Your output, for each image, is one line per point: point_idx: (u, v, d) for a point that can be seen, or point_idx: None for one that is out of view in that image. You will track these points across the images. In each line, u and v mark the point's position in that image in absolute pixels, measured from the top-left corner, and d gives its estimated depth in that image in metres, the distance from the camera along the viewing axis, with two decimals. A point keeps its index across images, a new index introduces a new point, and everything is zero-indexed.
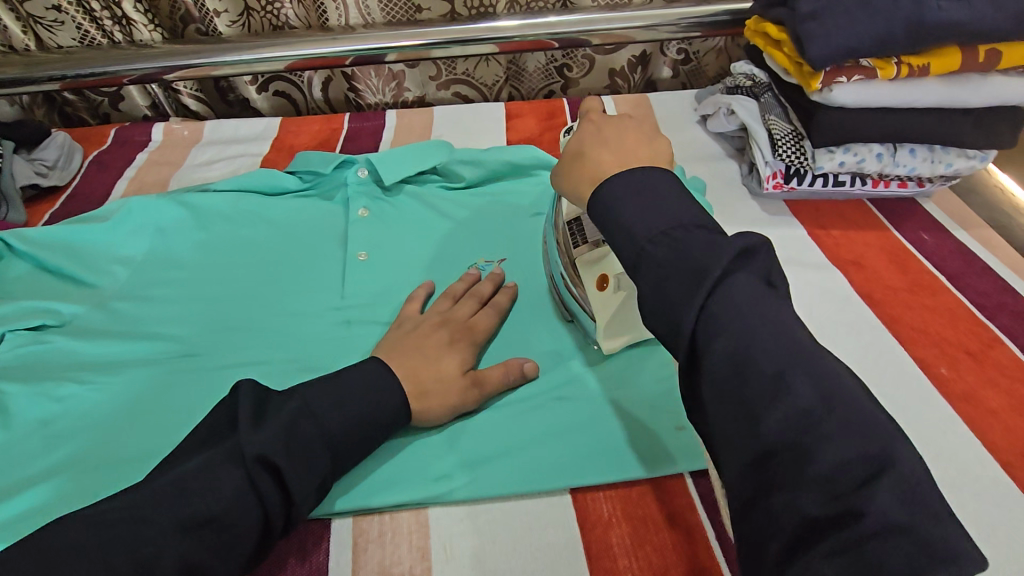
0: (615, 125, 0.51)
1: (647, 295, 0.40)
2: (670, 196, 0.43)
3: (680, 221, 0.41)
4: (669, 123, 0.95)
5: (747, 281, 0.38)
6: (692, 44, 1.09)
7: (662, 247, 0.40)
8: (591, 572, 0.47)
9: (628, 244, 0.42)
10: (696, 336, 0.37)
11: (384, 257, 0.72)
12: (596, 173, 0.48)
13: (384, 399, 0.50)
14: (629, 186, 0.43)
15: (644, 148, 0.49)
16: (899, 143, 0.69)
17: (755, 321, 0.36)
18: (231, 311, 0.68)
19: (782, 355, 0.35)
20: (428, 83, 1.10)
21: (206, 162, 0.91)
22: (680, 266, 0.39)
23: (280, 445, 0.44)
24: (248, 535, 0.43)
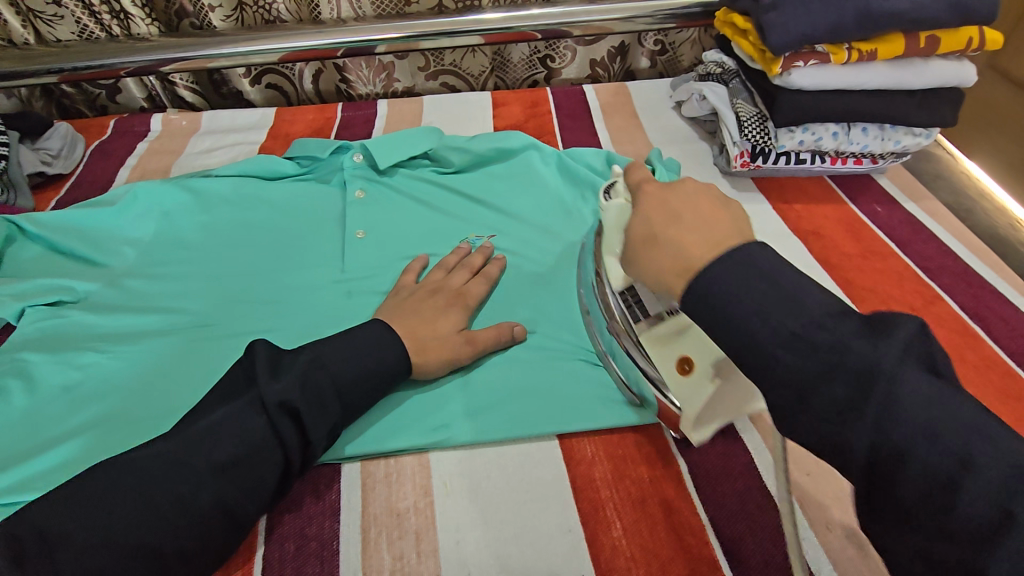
0: (682, 197, 0.45)
1: (802, 416, 0.36)
2: (787, 282, 0.38)
3: (811, 316, 0.37)
4: (647, 109, 1.01)
5: (919, 381, 0.33)
6: (668, 35, 1.15)
7: (802, 355, 0.36)
8: (577, 501, 0.52)
9: (753, 353, 0.38)
10: (875, 456, 0.33)
11: (380, 234, 0.77)
12: (681, 261, 0.41)
13: (385, 354, 0.55)
14: (724, 276, 0.39)
15: (725, 220, 0.43)
16: (852, 122, 0.75)
17: (944, 433, 0.32)
18: (238, 285, 0.72)
19: (994, 477, 0.30)
20: (417, 74, 1.15)
21: (205, 150, 0.95)
22: (835, 373, 0.35)
23: (296, 392, 0.49)
24: (272, 473, 0.48)
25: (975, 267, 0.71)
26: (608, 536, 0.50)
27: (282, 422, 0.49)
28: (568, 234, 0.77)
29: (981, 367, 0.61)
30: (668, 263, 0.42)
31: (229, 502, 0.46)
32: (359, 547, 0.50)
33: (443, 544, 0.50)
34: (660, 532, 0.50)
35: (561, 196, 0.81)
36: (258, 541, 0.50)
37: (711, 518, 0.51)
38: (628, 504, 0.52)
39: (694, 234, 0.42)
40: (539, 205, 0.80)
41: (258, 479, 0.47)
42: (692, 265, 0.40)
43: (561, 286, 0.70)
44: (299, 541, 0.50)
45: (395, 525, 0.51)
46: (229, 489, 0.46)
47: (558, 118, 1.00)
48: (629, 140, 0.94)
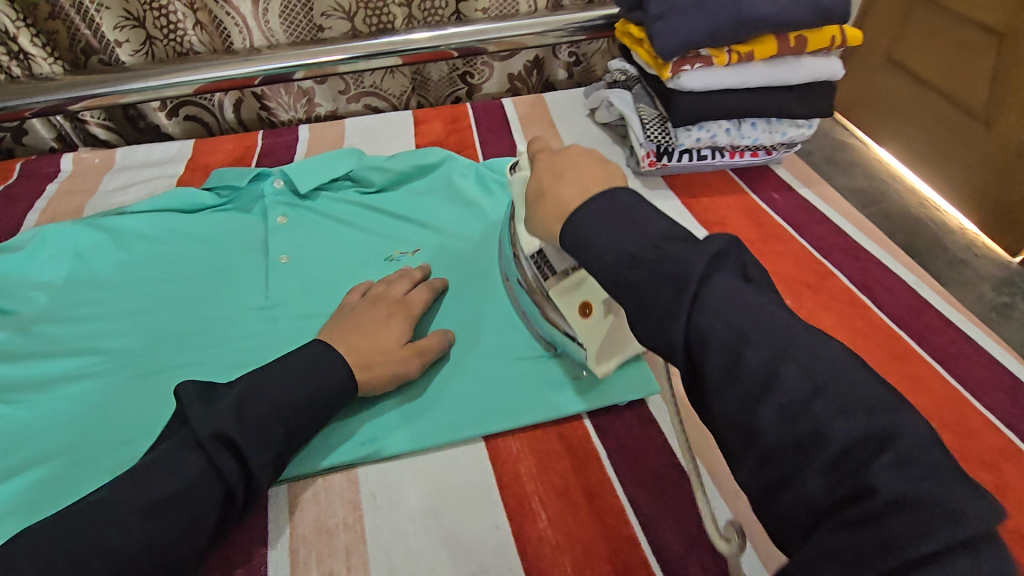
0: (568, 157, 0.52)
1: (642, 319, 0.43)
2: (638, 217, 0.45)
3: (650, 239, 0.43)
4: (563, 118, 1.05)
5: (725, 281, 0.40)
6: (580, 47, 1.21)
7: (638, 272, 0.42)
8: (503, 497, 0.54)
9: (609, 273, 0.44)
10: (688, 345, 0.40)
11: (305, 258, 0.78)
12: (559, 209, 0.49)
13: (328, 378, 0.55)
14: (593, 215, 0.46)
15: (601, 172, 0.50)
16: (742, 118, 0.81)
17: (740, 322, 0.38)
18: (157, 322, 0.71)
19: (772, 349, 0.37)
20: (338, 97, 1.15)
21: (120, 187, 0.93)
22: (662, 284, 0.41)
23: (228, 420, 0.50)
24: (210, 505, 0.47)
25: (863, 243, 0.78)
26: (534, 528, 0.52)
27: (218, 456, 0.48)
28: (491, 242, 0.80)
29: (869, 332, 0.66)
30: (552, 212, 0.50)
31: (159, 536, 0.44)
32: (290, 567, 0.50)
33: (373, 555, 0.51)
34: (585, 519, 0.52)
35: (481, 207, 0.84)
36: None
37: (630, 499, 0.54)
38: (553, 496, 0.54)
39: (572, 186, 0.49)
40: (462, 218, 0.83)
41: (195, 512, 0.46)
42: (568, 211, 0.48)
43: (484, 293, 0.72)
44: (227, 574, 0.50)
45: (325, 542, 0.52)
46: (157, 526, 0.44)
47: (478, 132, 1.03)
48: None
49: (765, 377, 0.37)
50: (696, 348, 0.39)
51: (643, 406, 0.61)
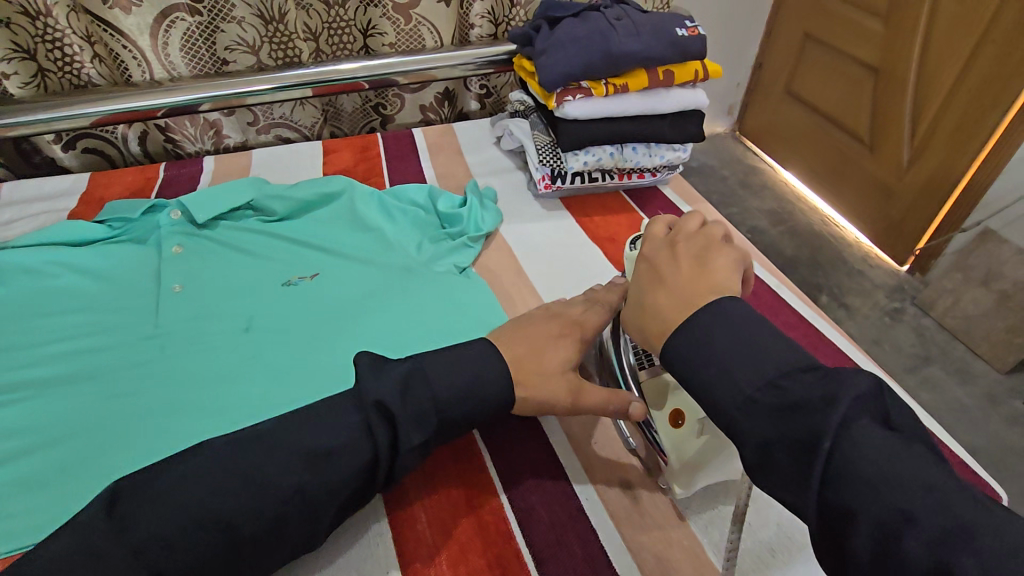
0: (670, 263, 0.53)
1: (773, 473, 0.39)
2: (758, 336, 0.44)
3: (772, 375, 0.41)
4: (469, 146, 1.10)
5: (870, 436, 0.36)
6: (489, 79, 1.27)
7: (762, 408, 0.40)
8: (387, 504, 0.55)
9: (724, 410, 0.42)
10: (829, 519, 0.36)
11: (198, 286, 0.77)
12: (660, 326, 0.49)
13: (487, 388, 0.52)
14: (693, 337, 0.45)
15: (699, 279, 0.49)
16: (624, 143, 0.88)
17: (884, 488, 0.34)
18: (35, 357, 0.68)
19: (939, 532, 0.32)
20: (248, 129, 1.16)
21: (5, 222, 0.89)
22: (792, 434, 0.38)
23: (392, 392, 0.48)
24: (350, 479, 0.45)
25: None
26: (414, 531, 0.53)
27: (376, 432, 0.46)
28: (391, 262, 0.82)
29: None
30: (648, 330, 0.50)
31: (306, 491, 0.44)
32: None
33: None
34: (464, 518, 0.54)
35: (383, 231, 0.87)
36: None
37: (508, 496, 0.56)
38: (434, 500, 0.55)
39: (670, 300, 0.49)
40: (364, 243, 0.85)
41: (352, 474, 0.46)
42: (665, 332, 0.48)
43: (379, 312, 0.74)
44: None
45: None
46: (308, 482, 0.44)
47: (387, 160, 1.06)
48: (453, 174, 1.02)
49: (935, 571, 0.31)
50: (838, 518, 0.35)
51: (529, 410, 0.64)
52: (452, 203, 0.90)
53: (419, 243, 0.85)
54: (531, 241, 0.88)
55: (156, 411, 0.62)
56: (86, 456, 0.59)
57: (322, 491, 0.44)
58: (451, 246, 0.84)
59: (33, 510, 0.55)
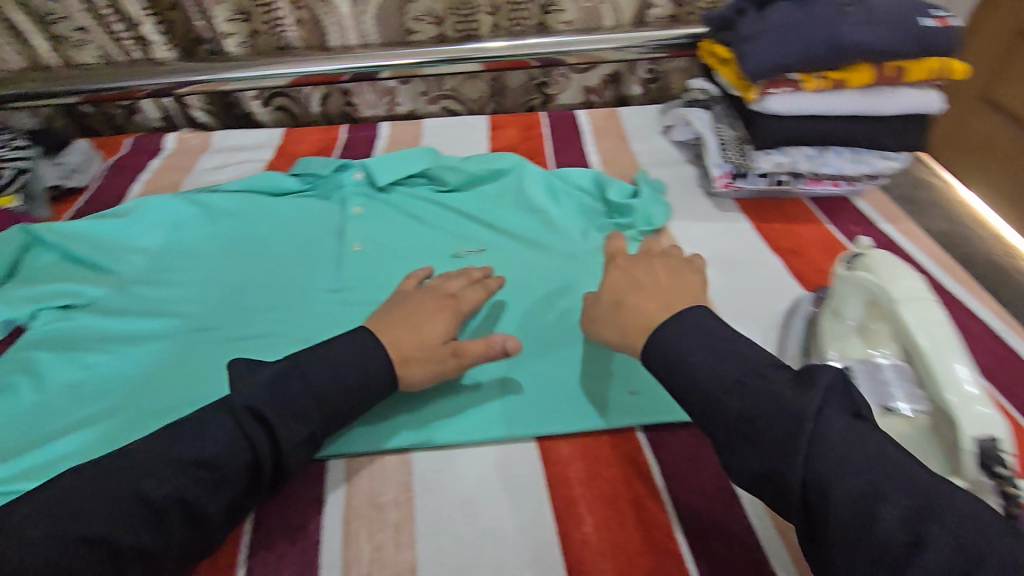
0: (646, 271, 0.59)
1: (749, 453, 0.43)
2: (731, 340, 0.49)
3: (750, 367, 0.46)
4: (636, 133, 1.06)
5: (839, 423, 0.41)
6: (659, 64, 1.20)
7: (741, 393, 0.45)
8: (551, 496, 0.53)
9: (704, 396, 0.47)
10: (807, 493, 0.39)
11: (377, 246, 0.81)
12: (642, 322, 0.54)
13: (360, 369, 0.53)
14: (673, 334, 0.50)
15: (681, 288, 0.57)
16: (828, 146, 0.80)
17: (860, 471, 0.38)
18: (237, 291, 0.76)
19: (910, 510, 0.36)
20: (419, 98, 1.20)
21: (215, 167, 1.00)
22: (772, 414, 0.43)
23: (267, 395, 0.49)
24: (238, 476, 0.46)
25: (947, 285, 0.74)
26: (578, 531, 0.50)
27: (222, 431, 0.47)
28: (556, 246, 0.80)
29: None
30: (633, 323, 0.54)
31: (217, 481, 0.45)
32: (341, 538, 0.50)
33: (421, 555, 0.49)
34: (632, 528, 0.50)
35: (548, 214, 0.85)
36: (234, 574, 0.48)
37: (679, 514, 0.52)
38: (600, 502, 0.52)
39: (661, 303, 0.55)
40: (530, 224, 0.84)
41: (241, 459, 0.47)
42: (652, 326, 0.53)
43: (545, 295, 0.73)
44: (282, 532, 0.51)
45: (375, 518, 0.52)
46: (194, 486, 0.44)
47: (551, 141, 1.04)
48: (618, 161, 0.98)
49: (908, 543, 0.35)
50: (815, 496, 0.39)
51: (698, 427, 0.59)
52: (622, 192, 0.86)
53: (586, 232, 0.83)
54: (702, 241, 0.81)
55: None
56: None
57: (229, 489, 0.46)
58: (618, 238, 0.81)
59: None
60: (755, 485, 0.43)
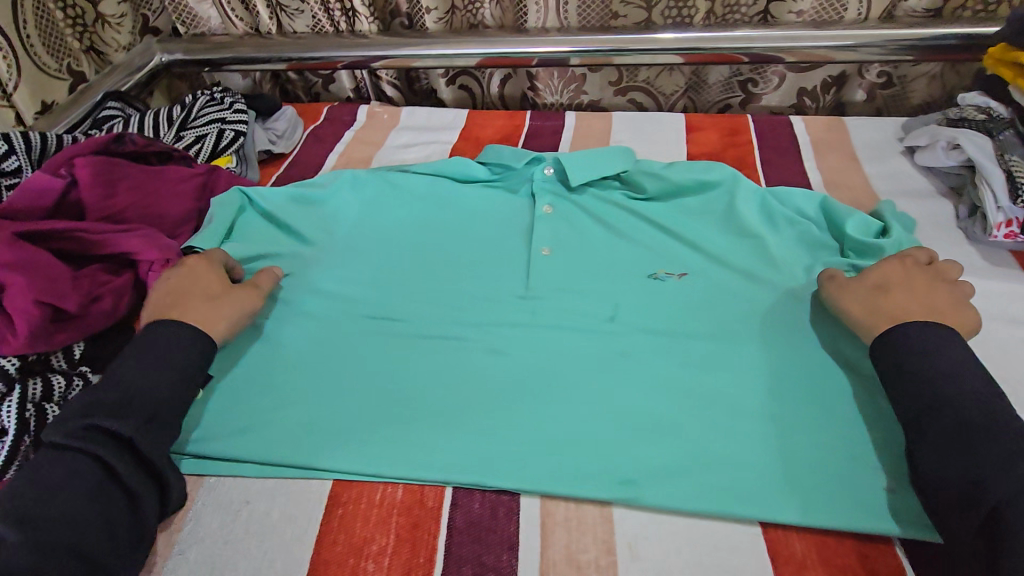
0: (914, 276, 0.60)
1: (961, 455, 0.46)
2: (977, 369, 0.51)
3: (992, 393, 0.49)
4: (868, 149, 0.89)
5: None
6: (898, 66, 0.99)
7: (982, 409, 0.48)
8: None
9: (939, 393, 0.49)
10: (1006, 507, 0.43)
11: (566, 254, 0.75)
12: (898, 312, 0.56)
13: (181, 355, 0.57)
14: (922, 333, 0.53)
15: (938, 298, 0.57)
16: None
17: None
18: (424, 282, 0.74)
19: None
20: (607, 88, 1.11)
21: (403, 145, 1.00)
22: (1004, 436, 0.46)
23: (75, 409, 0.52)
24: (104, 484, 0.48)
25: None
26: None
27: (113, 400, 0.52)
28: (775, 282, 0.69)
29: None
30: (884, 310, 0.57)
31: (147, 457, 0.51)
32: None
33: None
34: None
35: (765, 241, 0.74)
36: None
37: None
38: None
39: (914, 303, 0.57)
40: (741, 251, 0.74)
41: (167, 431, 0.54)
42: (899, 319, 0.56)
43: (765, 343, 0.63)
44: (476, 569, 0.49)
45: None
46: (126, 462, 0.50)
47: (762, 150, 0.91)
48: (845, 184, 0.84)
49: None
50: (1011, 515, 0.42)
51: None
52: (865, 227, 0.71)
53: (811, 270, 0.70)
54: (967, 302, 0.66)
55: (525, 376, 0.62)
56: (421, 403, 0.60)
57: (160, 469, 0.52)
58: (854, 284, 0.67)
59: (375, 440, 0.57)
60: (947, 488, 0.46)
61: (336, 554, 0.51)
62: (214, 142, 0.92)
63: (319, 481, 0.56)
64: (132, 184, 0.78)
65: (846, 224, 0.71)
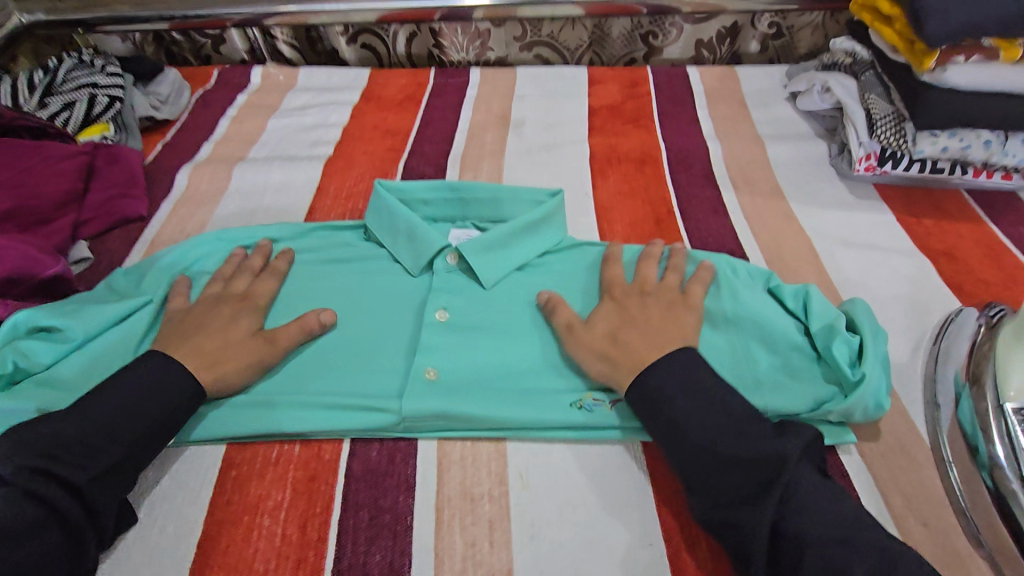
0: (642, 303, 0.56)
1: (725, 480, 0.44)
2: (699, 381, 0.49)
3: (724, 419, 0.46)
4: (756, 97, 0.93)
5: (810, 475, 0.44)
6: (786, 17, 1.04)
7: (739, 441, 0.45)
8: (660, 514, 0.49)
9: (702, 432, 0.46)
10: (778, 537, 0.41)
11: (459, 373, 0.56)
12: (632, 359, 0.51)
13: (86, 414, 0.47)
14: (672, 372, 0.49)
15: (675, 327, 0.54)
16: (1011, 132, 0.68)
17: (826, 518, 0.41)
18: (263, 425, 0.53)
19: (869, 564, 0.39)
20: (512, 44, 1.10)
21: (300, 107, 0.96)
22: (755, 461, 0.44)
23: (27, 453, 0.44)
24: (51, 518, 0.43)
25: None
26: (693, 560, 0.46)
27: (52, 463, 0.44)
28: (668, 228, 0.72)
29: None
30: (622, 363, 0.52)
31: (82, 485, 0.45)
32: (433, 527, 0.48)
33: (519, 555, 0.46)
34: None
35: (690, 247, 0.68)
36: (327, 549, 0.47)
37: None
38: None
39: (649, 342, 0.52)
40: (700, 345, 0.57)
41: (140, 405, 0.49)
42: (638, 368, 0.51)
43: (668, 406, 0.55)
44: (373, 512, 0.49)
45: (469, 510, 0.49)
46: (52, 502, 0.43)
47: (658, 101, 0.94)
48: (733, 129, 0.87)
49: None
50: (790, 541, 0.41)
51: (832, 454, 0.51)
52: (845, 356, 0.53)
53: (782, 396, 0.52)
54: (833, 232, 0.71)
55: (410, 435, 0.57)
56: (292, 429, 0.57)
57: (164, 399, 0.50)
58: (798, 418, 0.52)
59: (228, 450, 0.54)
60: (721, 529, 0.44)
61: (229, 513, 0.49)
62: (86, 109, 0.84)
63: (212, 444, 0.54)
64: (4, 161, 0.73)
65: (838, 346, 0.53)
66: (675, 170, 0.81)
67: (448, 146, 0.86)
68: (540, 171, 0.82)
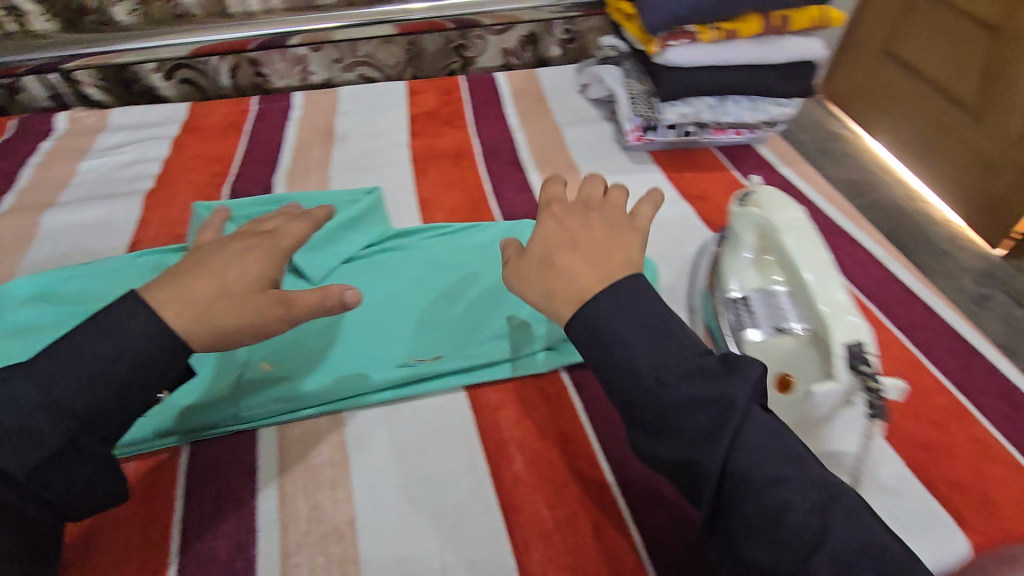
0: (582, 224, 0.47)
1: (672, 427, 0.37)
2: (658, 316, 0.41)
3: (671, 358, 0.39)
4: (554, 92, 1.07)
5: (761, 418, 0.38)
6: (575, 23, 1.20)
7: (693, 384, 0.38)
8: (482, 441, 0.56)
9: (643, 370, 0.39)
10: (723, 478, 0.37)
11: (292, 361, 0.60)
12: (575, 291, 0.42)
13: None
14: (616, 302, 0.41)
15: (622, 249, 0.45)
16: (726, 96, 0.87)
17: (772, 459, 0.37)
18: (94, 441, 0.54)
19: (815, 501, 0.36)
20: (333, 66, 1.15)
21: (115, 146, 0.95)
22: (705, 402, 0.37)
23: None
24: None
25: (835, 219, 0.80)
26: (510, 470, 0.54)
27: None
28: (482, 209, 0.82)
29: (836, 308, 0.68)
30: (559, 291, 0.43)
31: None
32: (278, 500, 0.52)
33: (359, 503, 0.52)
34: (556, 463, 0.55)
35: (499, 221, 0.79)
36: (172, 542, 0.49)
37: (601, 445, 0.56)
38: (529, 442, 0.56)
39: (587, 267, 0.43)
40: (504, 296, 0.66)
41: None
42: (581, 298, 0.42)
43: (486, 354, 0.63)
44: (217, 501, 0.52)
45: (312, 477, 0.53)
46: None
47: (470, 104, 1.04)
48: (536, 121, 1.00)
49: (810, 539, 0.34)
50: (734, 487, 0.36)
51: None
52: None
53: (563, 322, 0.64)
54: None
55: None
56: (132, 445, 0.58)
57: None
58: None
59: None
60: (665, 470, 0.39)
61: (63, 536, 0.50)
62: None
63: None
64: None
65: None
66: (487, 160, 0.91)
67: (275, 166, 0.90)
68: (365, 176, 0.88)
